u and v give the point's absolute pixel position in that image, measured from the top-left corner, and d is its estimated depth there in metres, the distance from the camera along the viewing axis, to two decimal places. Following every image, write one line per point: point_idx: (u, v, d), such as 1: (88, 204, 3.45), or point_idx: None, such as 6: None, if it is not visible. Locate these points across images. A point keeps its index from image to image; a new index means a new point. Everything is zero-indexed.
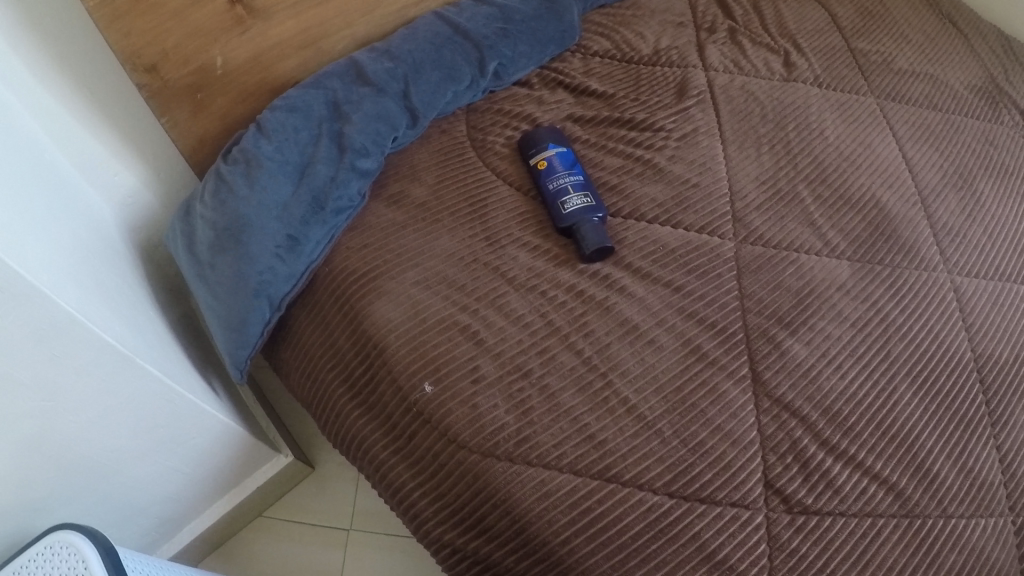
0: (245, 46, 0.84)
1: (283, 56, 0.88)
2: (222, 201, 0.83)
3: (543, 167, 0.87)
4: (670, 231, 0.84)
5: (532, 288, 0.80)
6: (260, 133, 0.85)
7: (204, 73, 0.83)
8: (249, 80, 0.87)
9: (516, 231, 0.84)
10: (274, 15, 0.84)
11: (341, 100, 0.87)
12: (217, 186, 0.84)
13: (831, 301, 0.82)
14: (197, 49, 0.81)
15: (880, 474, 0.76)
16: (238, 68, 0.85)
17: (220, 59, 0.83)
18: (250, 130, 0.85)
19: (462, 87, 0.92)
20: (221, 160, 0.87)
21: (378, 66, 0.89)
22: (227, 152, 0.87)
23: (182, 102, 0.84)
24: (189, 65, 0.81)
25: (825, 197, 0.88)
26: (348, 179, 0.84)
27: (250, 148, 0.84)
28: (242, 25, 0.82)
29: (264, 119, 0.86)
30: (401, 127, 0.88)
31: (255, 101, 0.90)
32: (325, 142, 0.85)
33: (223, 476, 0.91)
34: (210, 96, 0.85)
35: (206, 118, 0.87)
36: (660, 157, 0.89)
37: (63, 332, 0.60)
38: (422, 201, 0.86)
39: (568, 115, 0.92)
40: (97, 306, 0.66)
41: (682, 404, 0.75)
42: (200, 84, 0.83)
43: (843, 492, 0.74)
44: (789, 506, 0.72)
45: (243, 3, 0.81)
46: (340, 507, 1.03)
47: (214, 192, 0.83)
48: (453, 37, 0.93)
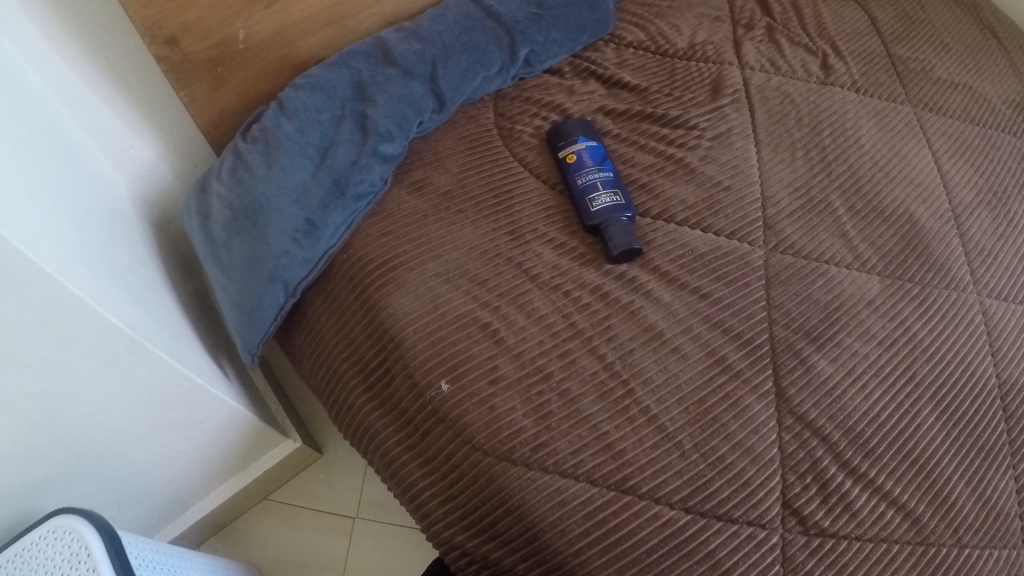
0: (269, 21, 0.82)
1: (307, 32, 0.86)
2: (240, 180, 0.81)
3: (572, 161, 0.84)
4: (700, 235, 0.82)
5: (555, 286, 0.78)
6: (281, 112, 0.83)
7: (226, 47, 0.81)
8: (271, 55, 0.85)
9: (542, 226, 0.82)
10: None
11: (366, 81, 0.85)
12: (235, 165, 0.82)
13: (858, 317, 0.80)
14: (220, 21, 0.78)
15: (899, 500, 0.75)
16: (262, 43, 0.83)
17: (242, 34, 0.81)
18: (272, 109, 0.83)
19: (491, 73, 0.89)
20: (241, 138, 0.85)
21: (405, 47, 0.87)
22: (247, 129, 0.86)
23: (202, 75, 0.82)
24: (210, 38, 0.79)
25: (859, 208, 0.85)
26: (369, 164, 0.82)
27: (270, 127, 0.82)
28: None
29: (286, 98, 0.84)
30: (427, 112, 0.86)
31: (276, 76, 0.88)
32: (348, 125, 0.83)
33: (229, 460, 0.89)
34: (230, 71, 0.83)
35: (225, 93, 0.85)
36: (693, 156, 0.86)
37: (70, 313, 0.58)
38: (446, 189, 0.84)
39: (600, 107, 0.89)
40: (107, 285, 0.64)
41: (705, 417, 0.74)
42: (220, 58, 0.81)
43: (859, 513, 0.73)
44: (806, 528, 0.72)
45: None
46: (347, 495, 1.01)
47: (232, 172, 0.82)
48: (484, 21, 0.90)
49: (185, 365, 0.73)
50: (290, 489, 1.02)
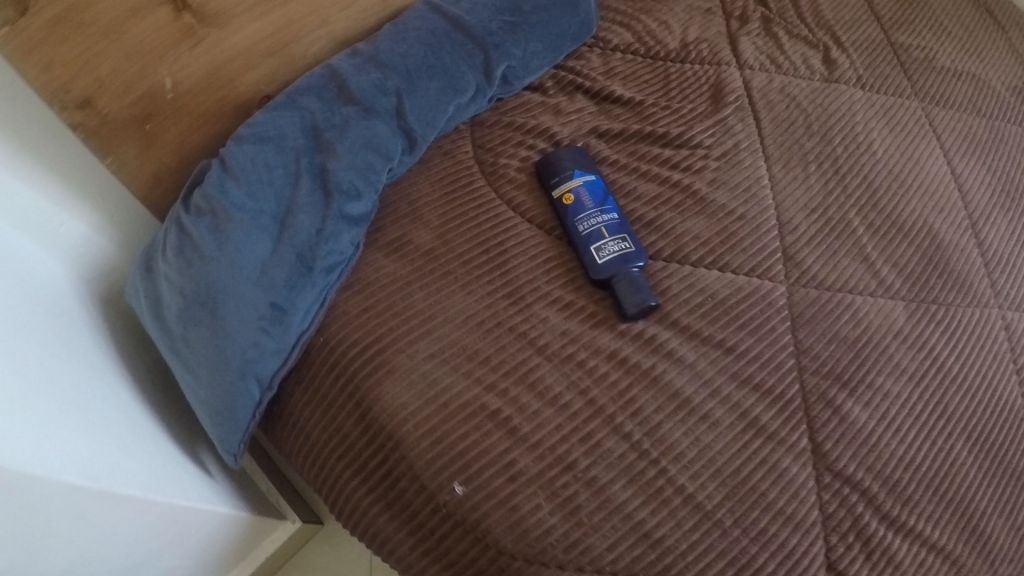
0: (199, 61, 0.69)
1: (246, 67, 0.73)
2: (187, 262, 0.69)
3: (570, 203, 0.75)
4: (717, 277, 0.75)
5: (569, 357, 0.71)
6: (226, 174, 0.71)
7: (152, 99, 0.68)
8: (207, 100, 0.73)
9: (544, 283, 0.73)
10: (233, 21, 0.70)
11: (321, 127, 0.74)
12: (179, 242, 0.70)
13: (887, 352, 0.75)
14: (140, 72, 0.66)
15: (937, 543, 0.70)
16: (192, 89, 0.70)
17: (169, 81, 0.68)
18: (214, 169, 0.71)
19: (465, 100, 0.78)
20: (182, 203, 0.73)
21: (363, 79, 0.75)
22: (189, 192, 0.73)
23: (129, 136, 0.69)
24: (130, 94, 0.67)
25: (878, 225, 0.78)
26: (337, 231, 0.71)
27: (215, 193, 0.70)
28: (192, 37, 0.68)
29: (229, 155, 0.71)
30: (396, 155, 0.75)
31: (218, 123, 0.75)
32: (306, 183, 0.72)
33: (224, 555, 0.83)
34: (161, 126, 0.71)
35: (159, 150, 0.72)
36: (701, 182, 0.78)
37: (17, 493, 0.50)
38: (428, 248, 0.74)
39: (593, 128, 0.79)
40: (62, 440, 0.56)
41: (743, 487, 0.69)
42: (147, 113, 0.69)
43: (901, 562, 0.69)
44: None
45: (192, 9, 0.66)
46: (356, 565, 0.96)
47: (178, 249, 0.69)
48: (452, 36, 0.79)
49: (159, 491, 0.67)
50: (290, 566, 0.95)
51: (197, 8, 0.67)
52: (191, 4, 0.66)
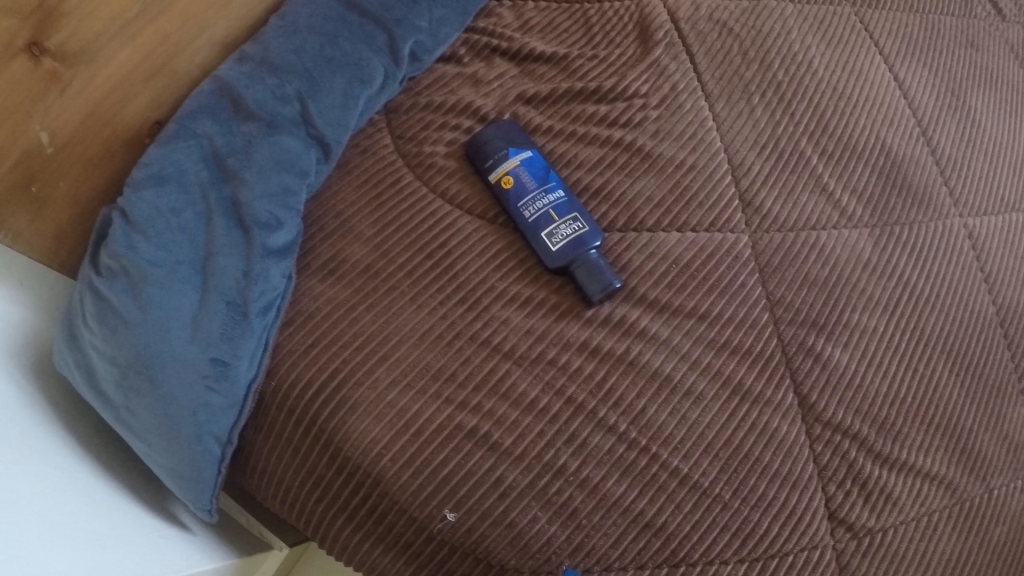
0: (73, 106, 0.61)
1: (127, 99, 0.65)
2: (110, 330, 0.62)
3: (510, 186, 0.69)
4: (677, 240, 0.70)
5: (539, 359, 0.65)
6: (129, 225, 0.63)
7: (32, 158, 0.60)
8: (93, 143, 0.64)
9: (497, 281, 0.67)
10: (100, 53, 0.61)
11: (223, 153, 0.66)
12: (96, 307, 0.62)
13: (858, 284, 0.72)
14: (11, 132, 0.57)
15: (931, 471, 0.71)
16: (73, 136, 0.62)
17: (46, 134, 0.60)
18: (116, 222, 0.63)
19: (375, 89, 0.70)
20: (89, 264, 0.65)
21: (259, 91, 0.67)
22: (95, 251, 0.65)
23: (16, 204, 0.60)
24: (7, 159, 0.58)
25: (830, 151, 0.74)
26: (265, 268, 0.64)
27: (123, 249, 0.62)
28: (59, 82, 0.59)
29: (128, 203, 0.64)
30: (313, 167, 0.67)
31: (112, 164, 0.66)
32: (221, 218, 0.64)
33: None
34: (49, 183, 0.62)
35: (55, 210, 0.63)
36: (644, 136, 0.72)
37: None
38: (366, 263, 0.67)
39: (518, 95, 0.72)
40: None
41: (736, 456, 0.67)
42: (30, 174, 0.60)
43: (898, 497, 0.69)
44: (854, 532, 0.68)
45: (51, 52, 0.58)
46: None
47: (97, 316, 0.62)
48: (347, 17, 0.71)
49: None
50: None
51: (56, 49, 0.58)
52: (48, 46, 0.57)
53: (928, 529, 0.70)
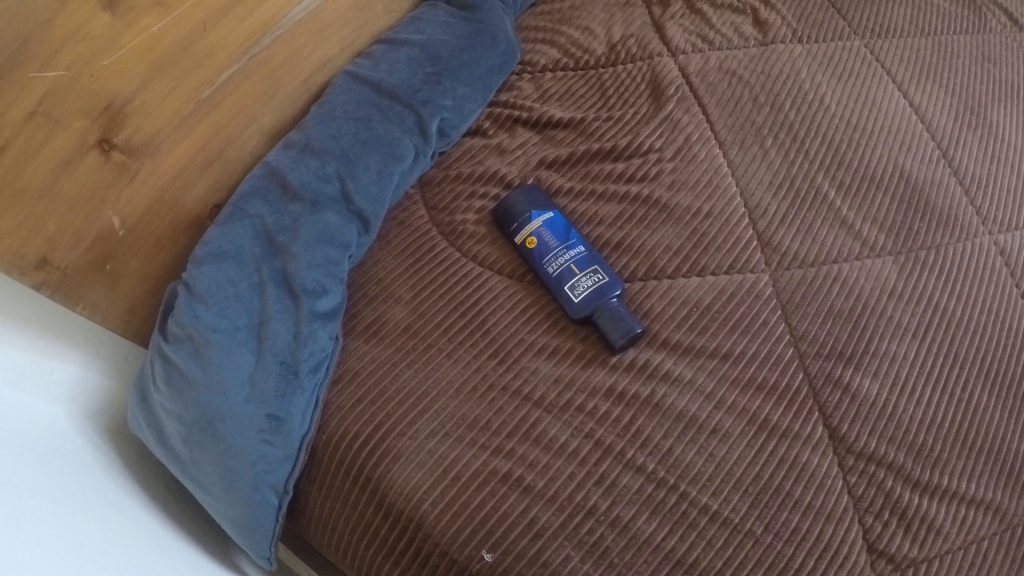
0: (141, 193, 0.68)
1: (186, 184, 0.72)
2: (179, 389, 0.69)
3: (535, 245, 0.74)
4: (698, 284, 0.72)
5: (567, 405, 0.69)
6: (193, 297, 0.70)
7: (106, 242, 0.67)
8: (159, 226, 0.71)
9: (526, 334, 0.72)
10: (161, 145, 0.68)
11: (273, 230, 0.73)
12: (166, 370, 0.69)
13: (885, 312, 0.72)
14: (87, 219, 0.64)
15: (975, 496, 0.69)
16: (142, 220, 0.69)
17: (117, 218, 0.67)
18: (182, 296, 0.70)
19: (406, 165, 0.77)
20: (160, 335, 0.72)
21: (303, 171, 0.74)
22: (165, 320, 0.72)
23: (93, 281, 0.67)
24: (84, 242, 0.65)
25: (847, 183, 0.75)
26: (313, 331, 0.70)
27: (188, 318, 0.69)
28: (127, 172, 0.66)
29: (191, 277, 0.70)
30: (353, 240, 0.74)
31: (174, 244, 0.74)
32: (272, 288, 0.71)
33: None
34: (122, 262, 0.69)
35: (125, 286, 0.71)
36: (660, 188, 0.76)
37: None
38: (405, 325, 0.73)
39: (540, 159, 0.78)
40: None
41: (767, 492, 0.67)
42: (104, 254, 0.67)
43: (941, 527, 0.68)
44: (897, 564, 0.66)
45: (118, 146, 0.64)
46: None
47: (167, 378, 0.69)
48: (377, 101, 0.78)
49: None
50: None
51: (123, 143, 0.65)
52: (116, 141, 0.64)
53: (978, 557, 0.67)
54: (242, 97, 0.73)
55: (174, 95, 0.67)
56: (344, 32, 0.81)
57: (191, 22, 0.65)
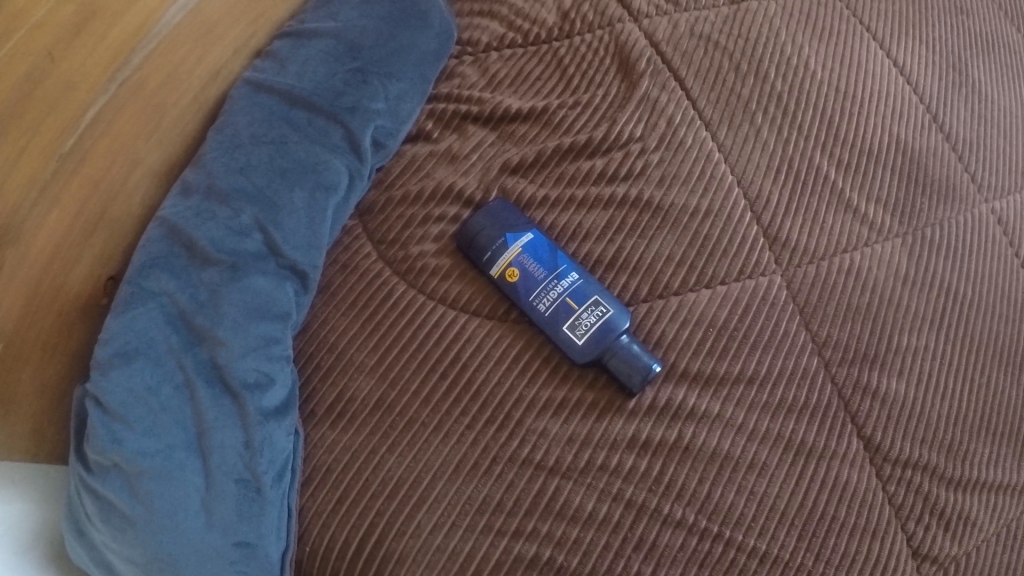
0: (12, 292, 0.50)
1: (70, 263, 0.54)
2: (120, 530, 0.54)
3: (516, 278, 0.62)
4: (709, 299, 0.61)
5: (588, 467, 0.57)
6: (107, 415, 0.54)
7: None
8: (50, 322, 0.54)
9: (525, 389, 0.59)
10: (27, 224, 0.50)
11: (189, 309, 0.56)
12: (99, 508, 0.55)
13: (899, 301, 0.63)
14: None
15: (1004, 482, 0.62)
16: (25, 323, 0.52)
17: None
18: (93, 414, 0.54)
19: (342, 194, 0.63)
20: (77, 458, 0.57)
21: (214, 227, 0.58)
22: (79, 443, 0.56)
23: None
24: None
25: (846, 160, 0.66)
26: (267, 433, 0.55)
27: (108, 445, 0.53)
28: None
29: (99, 390, 0.54)
30: (292, 304, 0.59)
31: (72, 337, 0.56)
32: (205, 386, 0.55)
33: None
34: (11, 379, 0.53)
35: (21, 406, 0.55)
36: (648, 186, 0.64)
37: None
38: (375, 399, 0.59)
39: (502, 165, 0.66)
40: None
41: (812, 520, 0.57)
42: None
43: (975, 518, 0.61)
44: (940, 564, 0.59)
45: None
46: None
47: (102, 518, 0.55)
48: (292, 117, 0.63)
49: None
50: None
51: None
52: None
53: (1011, 540, 0.61)
54: (120, 136, 0.55)
55: (28, 154, 0.49)
56: (236, 29, 0.64)
57: (31, 53, 0.48)
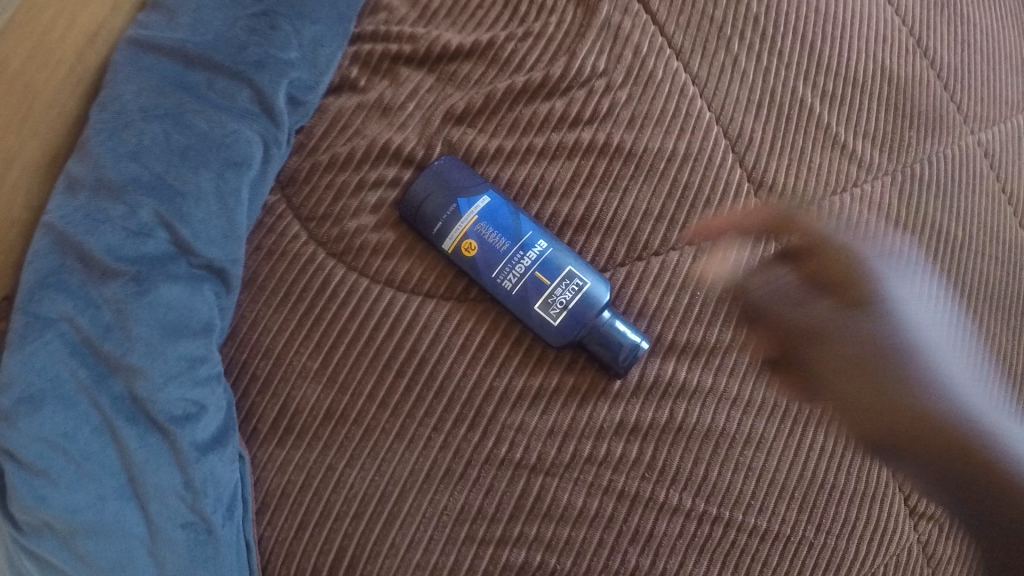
0: None
1: None
2: None
3: (475, 252, 0.54)
4: (694, 257, 0.54)
5: (575, 460, 0.51)
6: (23, 469, 0.48)
7: None
8: None
9: (495, 379, 0.52)
10: None
11: (94, 335, 0.50)
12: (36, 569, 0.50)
13: (891, 248, 0.56)
14: None
15: None
16: None
17: None
18: (8, 469, 0.48)
19: (258, 172, 0.54)
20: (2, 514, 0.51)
21: (110, 236, 0.50)
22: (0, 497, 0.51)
23: None
24: None
25: (830, 90, 0.59)
26: (206, 465, 0.50)
27: (31, 503, 0.48)
28: None
29: (9, 443, 0.48)
30: (214, 312, 0.52)
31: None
32: (126, 418, 0.50)
33: None
34: None
35: None
36: (617, 130, 0.56)
37: None
38: (325, 407, 0.53)
39: (446, 113, 0.57)
40: None
41: (812, 491, 0.53)
42: None
43: None
44: (937, 520, 0.55)
45: None
46: None
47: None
48: (187, 80, 0.53)
49: None
50: None
51: None
52: None
53: None
54: None
55: None
56: None
57: None
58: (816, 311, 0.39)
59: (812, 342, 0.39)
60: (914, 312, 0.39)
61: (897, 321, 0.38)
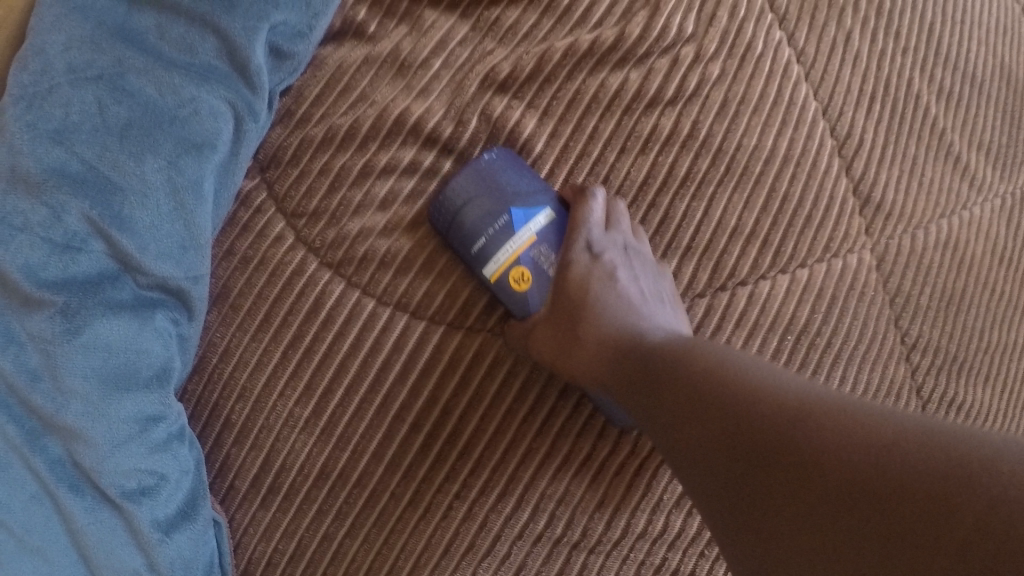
0: None
1: None
2: None
3: (528, 284, 0.41)
4: (788, 290, 0.44)
5: (626, 536, 0.43)
6: None
7: None
8: None
9: (536, 437, 0.42)
10: None
11: (19, 384, 0.37)
12: None
13: (991, 284, 0.49)
14: None
15: None
16: None
17: None
18: None
19: (224, 156, 0.41)
20: None
21: (31, 247, 0.37)
22: None
23: None
24: None
25: (947, 87, 0.49)
26: (170, 548, 0.39)
27: None
28: None
29: None
30: (172, 348, 0.40)
31: None
32: (68, 488, 0.38)
33: None
34: None
35: None
36: (707, 119, 0.44)
37: None
38: (317, 465, 0.42)
39: (484, 79, 0.43)
40: None
41: None
42: None
43: None
44: None
45: None
46: None
47: None
48: (130, 26, 0.40)
49: None
50: None
51: None
52: None
53: None
54: None
55: None
56: None
57: None
58: (565, 302, 0.40)
59: (569, 329, 0.39)
60: (648, 293, 0.40)
61: (622, 302, 0.39)
